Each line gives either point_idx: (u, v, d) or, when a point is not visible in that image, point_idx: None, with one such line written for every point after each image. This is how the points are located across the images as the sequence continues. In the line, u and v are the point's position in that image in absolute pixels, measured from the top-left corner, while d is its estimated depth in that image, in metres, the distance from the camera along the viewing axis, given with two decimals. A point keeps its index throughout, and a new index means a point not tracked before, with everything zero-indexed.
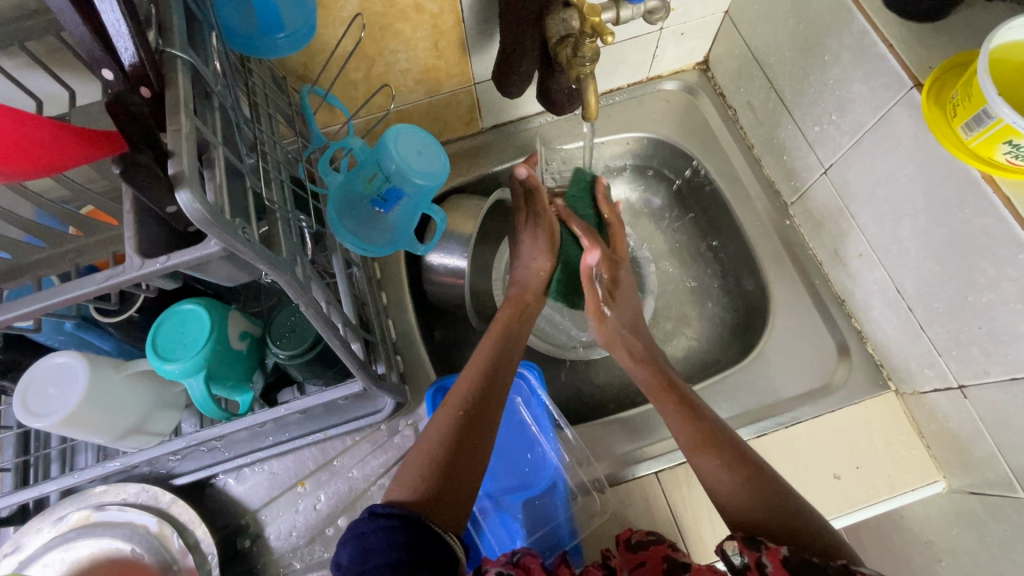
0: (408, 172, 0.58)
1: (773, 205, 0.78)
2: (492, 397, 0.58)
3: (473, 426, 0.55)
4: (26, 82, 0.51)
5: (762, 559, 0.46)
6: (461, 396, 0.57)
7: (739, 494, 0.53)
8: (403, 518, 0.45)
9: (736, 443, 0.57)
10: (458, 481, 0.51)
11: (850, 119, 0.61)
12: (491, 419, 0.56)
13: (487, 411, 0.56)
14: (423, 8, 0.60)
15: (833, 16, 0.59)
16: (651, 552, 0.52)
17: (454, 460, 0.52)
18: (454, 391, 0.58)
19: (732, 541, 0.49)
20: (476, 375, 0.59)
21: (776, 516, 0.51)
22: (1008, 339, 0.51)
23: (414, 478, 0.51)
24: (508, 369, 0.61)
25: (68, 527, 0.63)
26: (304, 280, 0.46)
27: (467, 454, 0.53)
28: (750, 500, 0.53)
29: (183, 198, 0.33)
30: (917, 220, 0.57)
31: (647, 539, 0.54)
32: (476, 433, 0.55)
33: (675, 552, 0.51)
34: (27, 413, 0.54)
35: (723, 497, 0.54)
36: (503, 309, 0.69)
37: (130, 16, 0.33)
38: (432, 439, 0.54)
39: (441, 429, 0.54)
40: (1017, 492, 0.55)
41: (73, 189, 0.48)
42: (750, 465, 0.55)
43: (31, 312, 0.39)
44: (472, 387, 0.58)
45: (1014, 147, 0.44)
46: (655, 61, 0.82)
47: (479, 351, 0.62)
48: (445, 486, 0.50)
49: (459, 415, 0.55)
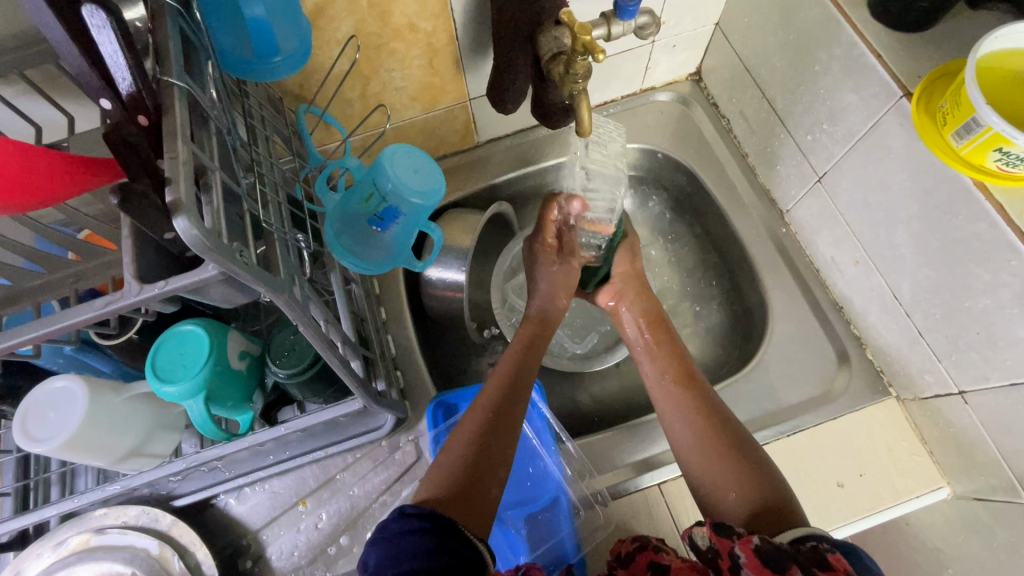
0: (404, 192, 0.58)
1: (768, 212, 0.78)
2: (515, 401, 0.57)
3: (499, 432, 0.54)
4: (25, 109, 0.52)
5: (735, 547, 0.44)
6: (485, 403, 0.56)
7: (707, 453, 0.55)
8: (432, 520, 0.44)
9: (726, 416, 0.57)
10: (484, 483, 0.50)
11: (841, 128, 0.62)
12: (516, 417, 0.56)
13: (510, 415, 0.56)
14: (417, 27, 0.61)
15: (823, 27, 0.60)
16: (636, 562, 0.49)
17: (484, 459, 0.52)
18: (480, 399, 0.57)
19: (702, 526, 0.48)
20: (504, 382, 0.59)
21: (739, 482, 0.52)
22: (1006, 344, 0.51)
23: (438, 479, 0.50)
24: (529, 379, 0.60)
25: (68, 551, 0.63)
26: (302, 300, 0.46)
27: (492, 455, 0.52)
28: (724, 468, 0.53)
29: (180, 225, 0.33)
30: (910, 226, 0.57)
31: (633, 548, 0.51)
32: (499, 437, 0.54)
33: (659, 555, 0.48)
34: (26, 437, 0.54)
35: (709, 482, 0.54)
36: (524, 327, 0.69)
37: (128, 46, 0.34)
38: (456, 440, 0.54)
39: (468, 430, 0.54)
40: (1020, 497, 0.55)
41: (71, 215, 0.49)
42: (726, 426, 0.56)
43: (31, 339, 0.39)
44: (497, 397, 0.57)
45: (1006, 154, 0.45)
46: (648, 73, 0.82)
47: (507, 358, 0.62)
48: (470, 490, 0.49)
49: (487, 420, 0.54)
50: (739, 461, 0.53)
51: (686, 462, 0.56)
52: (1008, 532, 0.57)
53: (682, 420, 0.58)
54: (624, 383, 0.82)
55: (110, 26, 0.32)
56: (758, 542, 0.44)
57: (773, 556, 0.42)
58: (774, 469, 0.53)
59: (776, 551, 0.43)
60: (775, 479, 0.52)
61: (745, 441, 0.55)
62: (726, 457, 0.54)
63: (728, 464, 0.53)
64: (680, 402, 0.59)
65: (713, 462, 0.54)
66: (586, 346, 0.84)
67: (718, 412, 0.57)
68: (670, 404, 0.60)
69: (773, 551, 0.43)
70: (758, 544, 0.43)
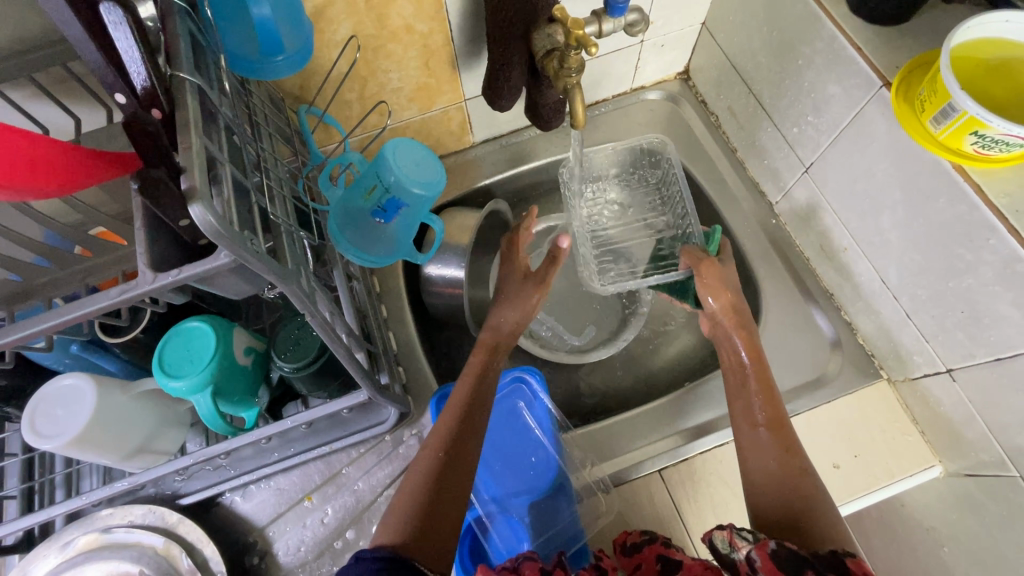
0: (406, 183, 0.59)
1: (758, 205, 0.81)
2: (468, 434, 0.57)
3: (451, 471, 0.54)
4: (34, 113, 0.53)
5: (751, 553, 0.46)
6: (439, 440, 0.56)
7: (777, 488, 0.55)
8: (389, 559, 0.44)
9: (808, 465, 0.56)
10: (439, 522, 0.51)
11: (826, 119, 0.64)
12: (471, 452, 0.57)
13: (463, 455, 0.56)
14: (414, 29, 0.63)
15: (805, 23, 0.62)
16: (645, 553, 0.51)
17: (438, 497, 0.52)
18: (433, 435, 0.57)
19: (722, 530, 0.50)
20: (454, 415, 0.58)
21: (801, 521, 0.52)
22: (990, 322, 0.53)
23: (395, 518, 0.51)
24: (483, 414, 0.59)
25: (75, 552, 0.63)
26: (309, 291, 0.48)
27: (446, 492, 0.53)
28: (790, 506, 0.53)
29: (196, 212, 0.34)
30: (895, 212, 0.59)
31: (641, 540, 0.53)
32: (452, 473, 0.54)
33: (667, 551, 0.50)
34: (35, 434, 0.55)
35: (774, 523, 0.53)
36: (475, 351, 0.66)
37: (143, 41, 0.35)
38: (412, 478, 0.54)
39: (424, 468, 0.54)
40: (1010, 470, 0.57)
41: (84, 212, 0.50)
42: (806, 476, 0.55)
43: (45, 329, 0.40)
44: (449, 430, 0.57)
45: (981, 138, 0.47)
46: (638, 73, 0.85)
47: (461, 385, 0.62)
48: (424, 530, 0.50)
49: (440, 457, 0.55)
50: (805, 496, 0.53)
51: (761, 497, 0.55)
52: (1001, 506, 0.59)
53: (763, 462, 0.57)
54: (622, 374, 0.83)
55: (125, 23, 0.34)
56: (773, 546, 0.45)
57: (789, 560, 0.44)
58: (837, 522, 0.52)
59: (793, 556, 0.44)
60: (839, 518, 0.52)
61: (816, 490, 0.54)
62: (799, 505, 0.53)
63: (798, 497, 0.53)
64: (768, 447, 0.57)
65: (789, 495, 0.54)
66: (585, 338, 0.85)
67: (801, 462, 0.56)
68: (755, 443, 0.58)
69: (791, 555, 0.44)
70: (774, 548, 0.45)
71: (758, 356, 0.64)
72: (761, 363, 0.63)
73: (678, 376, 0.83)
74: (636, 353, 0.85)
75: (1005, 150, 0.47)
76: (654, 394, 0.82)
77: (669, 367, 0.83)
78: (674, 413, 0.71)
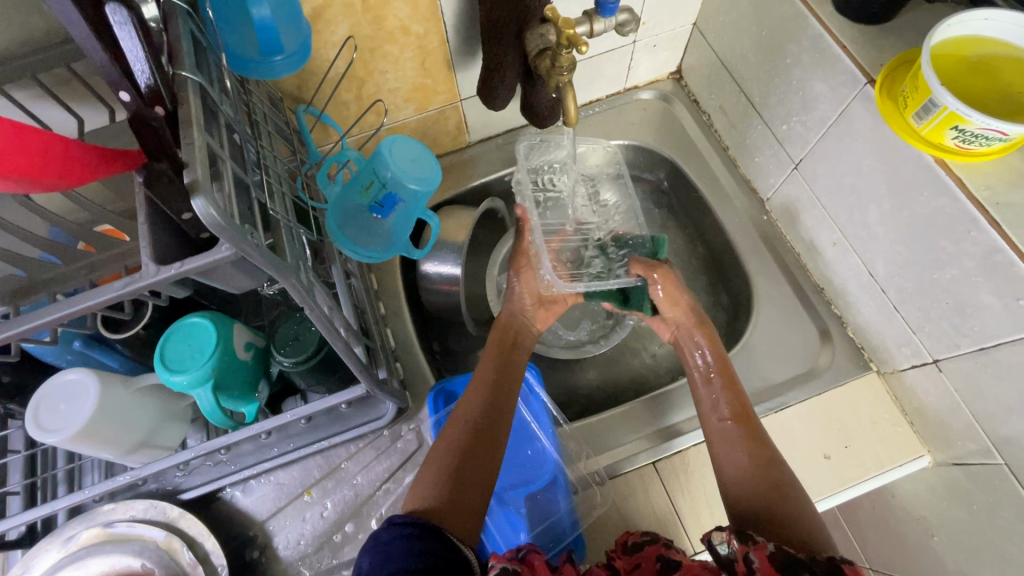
0: (403, 179, 0.61)
1: (750, 202, 0.82)
2: (498, 407, 0.60)
3: (481, 443, 0.57)
4: (38, 113, 0.54)
5: (749, 552, 0.47)
6: (469, 413, 0.59)
7: (748, 477, 0.56)
8: (421, 527, 0.46)
9: (777, 457, 0.57)
10: (469, 490, 0.53)
11: (814, 117, 0.66)
12: (501, 425, 0.59)
13: (493, 427, 0.58)
14: (410, 30, 0.64)
15: (792, 23, 0.64)
16: (645, 553, 0.51)
17: (469, 466, 0.54)
18: (461, 408, 0.60)
19: (722, 534, 0.51)
20: (485, 390, 0.61)
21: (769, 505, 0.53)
22: (974, 312, 0.55)
23: (428, 486, 0.53)
24: (511, 392, 0.62)
25: (77, 546, 0.64)
26: (308, 285, 0.49)
27: (476, 461, 0.55)
28: (758, 493, 0.54)
29: (198, 205, 0.35)
30: (881, 206, 0.61)
31: (642, 539, 0.53)
32: (481, 449, 0.56)
33: (669, 552, 0.50)
34: (39, 428, 0.56)
35: (743, 509, 0.54)
36: (494, 335, 0.69)
37: (147, 41, 0.37)
38: (441, 452, 0.56)
39: (453, 438, 0.57)
40: (995, 458, 0.58)
41: (87, 209, 0.51)
42: (773, 463, 0.56)
43: (49, 322, 0.41)
44: (481, 402, 0.60)
45: (961, 132, 0.48)
46: (630, 73, 0.86)
47: (486, 364, 0.65)
48: (455, 496, 0.52)
49: (471, 428, 0.57)
50: (768, 493, 0.54)
51: (732, 485, 0.56)
52: (987, 494, 0.60)
53: (732, 452, 0.58)
54: (617, 369, 0.84)
55: (131, 23, 0.35)
56: (772, 550, 0.46)
57: (787, 564, 0.45)
58: (808, 511, 0.53)
59: (791, 561, 0.45)
60: (804, 517, 0.52)
61: (784, 480, 0.55)
62: (768, 492, 0.54)
63: (759, 495, 0.54)
64: (734, 439, 0.59)
65: (753, 493, 0.54)
66: (580, 333, 0.87)
67: (769, 451, 0.57)
68: (722, 436, 0.60)
69: (788, 560, 0.45)
70: (772, 551, 0.46)
71: (718, 353, 0.66)
72: (719, 359, 0.66)
73: (671, 371, 0.84)
74: (630, 348, 0.86)
75: (985, 144, 0.48)
76: (648, 389, 0.83)
77: (662, 362, 0.85)
78: (668, 406, 0.73)
